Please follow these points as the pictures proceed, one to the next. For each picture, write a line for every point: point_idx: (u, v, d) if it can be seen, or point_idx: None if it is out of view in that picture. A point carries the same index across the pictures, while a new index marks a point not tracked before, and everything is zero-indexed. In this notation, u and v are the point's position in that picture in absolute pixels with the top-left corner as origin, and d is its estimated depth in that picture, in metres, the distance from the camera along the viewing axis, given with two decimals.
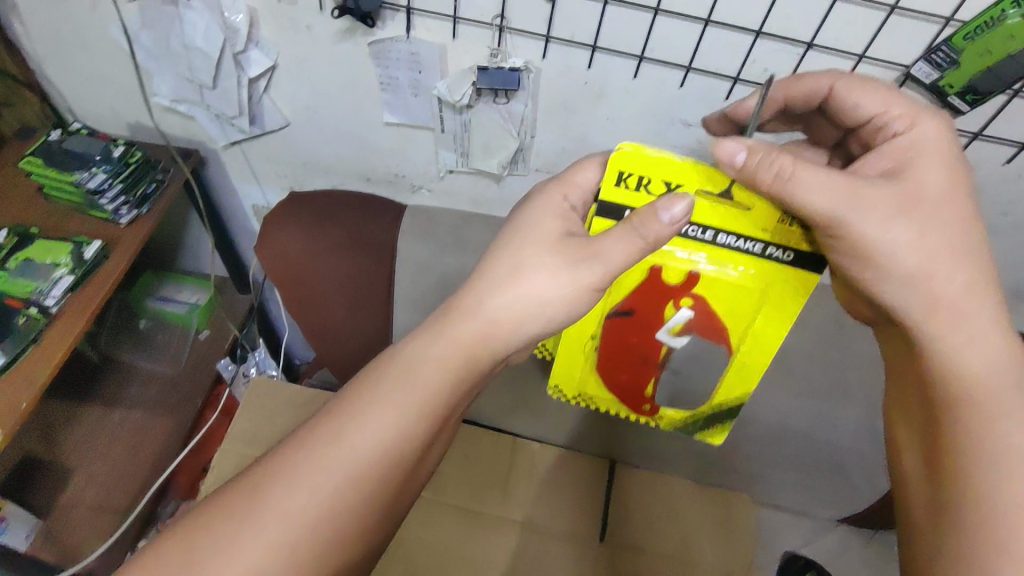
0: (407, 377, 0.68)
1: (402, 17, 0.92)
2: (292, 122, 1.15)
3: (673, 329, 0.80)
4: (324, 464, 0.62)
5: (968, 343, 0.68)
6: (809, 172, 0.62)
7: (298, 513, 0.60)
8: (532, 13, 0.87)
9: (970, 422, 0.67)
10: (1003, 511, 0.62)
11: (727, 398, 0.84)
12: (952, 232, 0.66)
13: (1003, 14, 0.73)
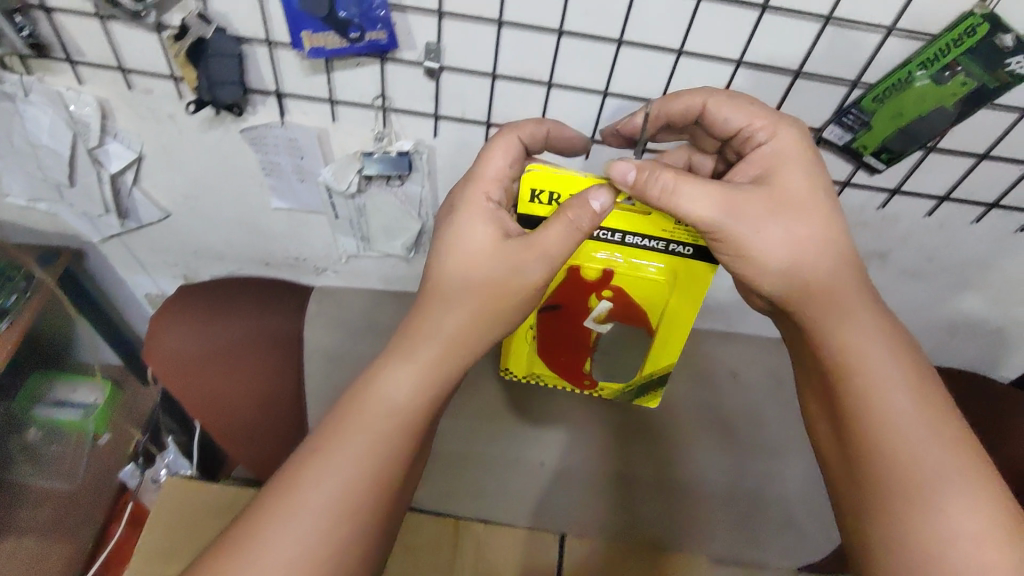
0: (378, 404, 0.64)
1: (273, 101, 0.83)
2: (172, 212, 1.04)
3: (597, 318, 0.89)
4: (332, 468, 0.61)
5: (850, 312, 0.67)
6: (694, 187, 0.64)
7: (319, 519, 0.59)
8: (415, 92, 0.80)
9: (878, 393, 0.64)
10: (929, 478, 0.60)
11: (655, 372, 0.94)
12: (823, 221, 0.66)
13: (910, 76, 0.69)
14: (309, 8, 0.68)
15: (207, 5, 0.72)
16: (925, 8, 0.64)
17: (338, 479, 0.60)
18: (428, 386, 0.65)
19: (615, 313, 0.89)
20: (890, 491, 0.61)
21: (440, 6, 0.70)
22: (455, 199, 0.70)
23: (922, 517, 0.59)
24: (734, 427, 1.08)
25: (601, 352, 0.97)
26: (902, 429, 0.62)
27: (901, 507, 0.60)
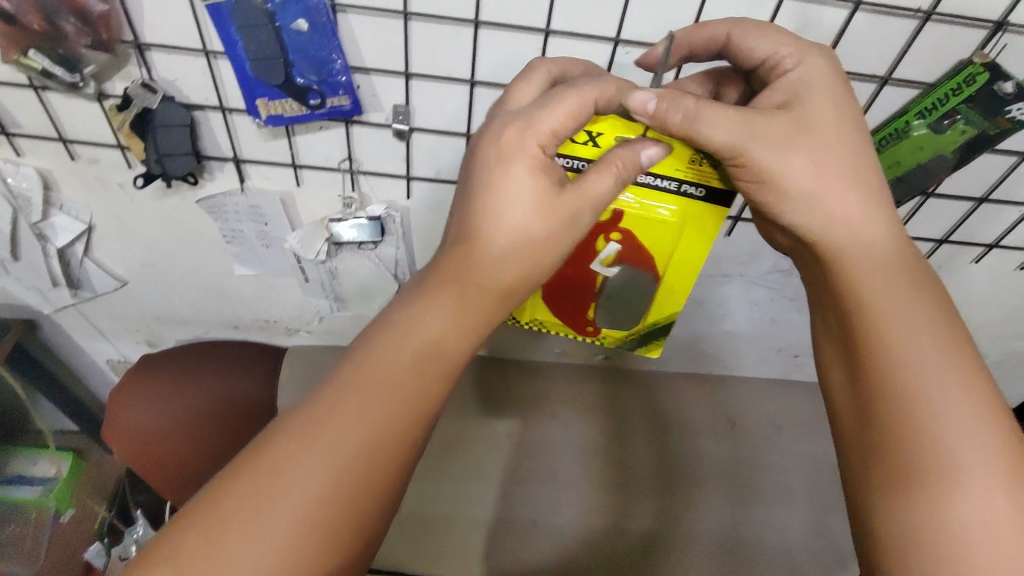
0: (397, 358, 0.52)
1: (232, 167, 0.77)
2: (130, 280, 0.97)
3: (603, 260, 0.68)
4: (322, 439, 0.48)
5: (871, 247, 0.54)
6: (719, 118, 0.50)
7: (306, 498, 0.46)
8: (384, 154, 0.74)
9: (896, 342, 0.51)
10: (948, 450, 0.47)
11: (659, 322, 0.71)
12: (844, 152, 0.54)
13: (907, 126, 0.65)
14: (262, 75, 0.62)
15: (153, 72, 0.67)
16: (918, 57, 0.61)
17: (332, 456, 0.48)
18: (446, 344, 0.55)
19: (630, 256, 0.66)
20: (904, 459, 0.48)
21: (408, 67, 0.65)
22: (483, 159, 0.55)
23: (931, 495, 0.46)
24: (754, 488, 0.96)
25: (610, 298, 0.71)
26: (923, 389, 0.49)
27: (907, 484, 0.47)
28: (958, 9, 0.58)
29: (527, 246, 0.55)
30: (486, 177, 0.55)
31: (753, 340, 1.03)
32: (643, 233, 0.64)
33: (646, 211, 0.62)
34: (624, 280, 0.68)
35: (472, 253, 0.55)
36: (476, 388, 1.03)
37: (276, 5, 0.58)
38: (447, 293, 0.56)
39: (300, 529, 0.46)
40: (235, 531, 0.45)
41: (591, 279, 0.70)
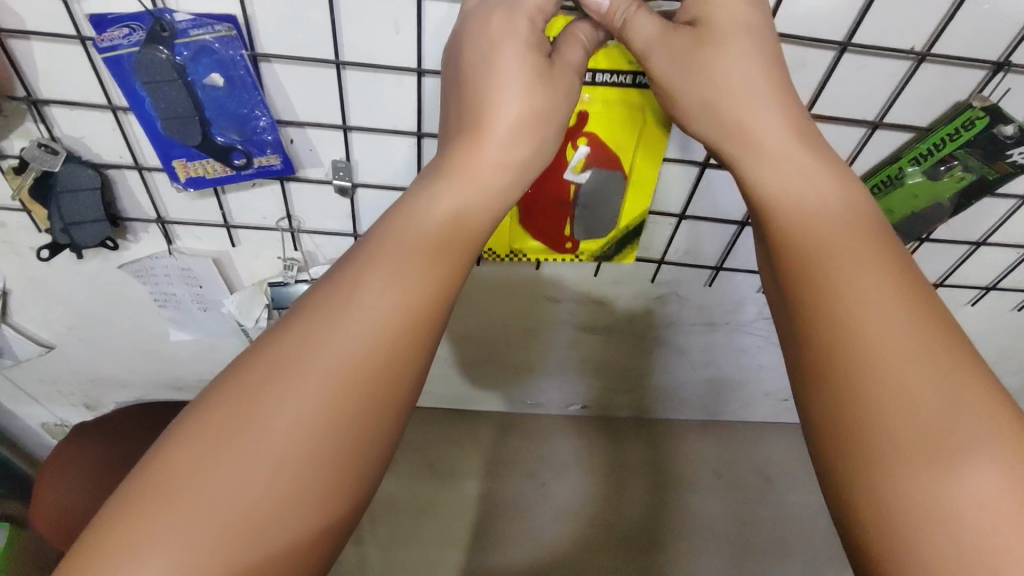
0: (395, 248, 0.42)
1: (157, 228, 0.69)
2: (56, 344, 0.87)
3: (575, 168, 0.62)
4: (339, 319, 0.39)
5: (797, 192, 0.45)
6: (650, 21, 0.49)
7: (317, 382, 0.37)
8: (327, 210, 0.67)
9: (834, 262, 0.41)
10: (907, 381, 0.36)
11: (631, 226, 0.67)
12: (757, 64, 0.48)
13: (901, 172, 0.59)
14: (176, 136, 0.54)
15: (55, 130, 0.58)
16: (911, 100, 0.55)
17: (347, 345, 0.38)
18: (472, 213, 0.46)
19: (602, 158, 0.61)
20: (864, 395, 0.37)
21: (345, 119, 0.58)
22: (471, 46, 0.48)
23: (909, 435, 0.35)
24: (755, 546, 0.89)
25: (587, 207, 0.65)
26: (865, 315, 0.39)
27: (866, 423, 0.36)
28: (956, 50, 0.52)
29: (537, 120, 0.49)
30: (483, 61, 0.48)
31: (740, 386, 0.96)
32: (612, 129, 0.59)
33: (608, 106, 0.58)
34: (598, 184, 0.63)
35: (483, 134, 0.48)
36: (447, 448, 0.95)
37: (186, 57, 0.51)
38: (460, 166, 0.47)
39: (309, 434, 0.36)
40: (231, 442, 0.35)
41: (564, 191, 0.63)
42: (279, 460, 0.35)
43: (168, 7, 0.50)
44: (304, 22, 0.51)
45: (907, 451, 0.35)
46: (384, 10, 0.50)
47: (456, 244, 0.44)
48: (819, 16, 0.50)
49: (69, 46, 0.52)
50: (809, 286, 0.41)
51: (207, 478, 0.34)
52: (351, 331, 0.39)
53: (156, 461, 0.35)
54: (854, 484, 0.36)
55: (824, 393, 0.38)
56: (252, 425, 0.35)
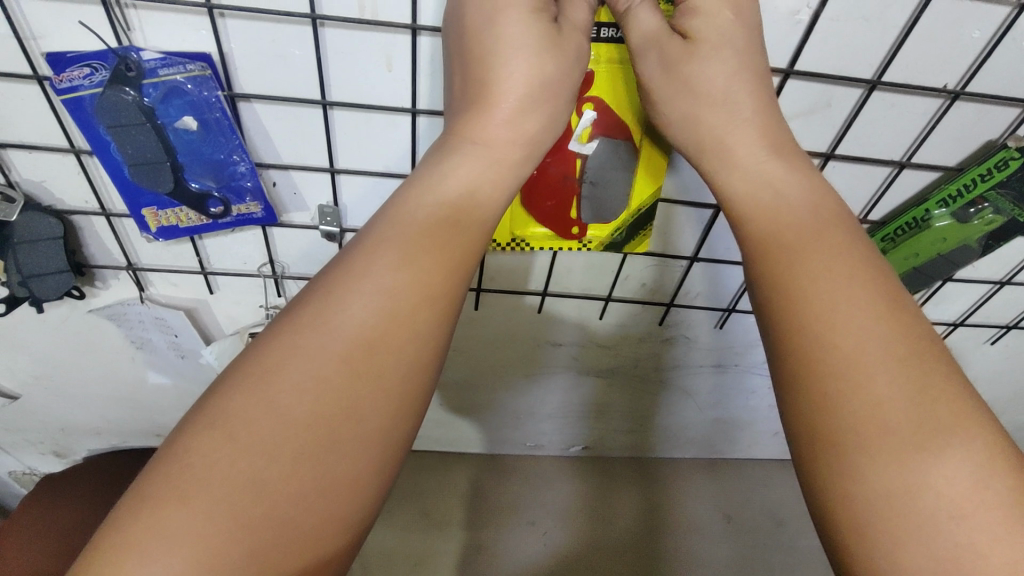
0: (376, 262, 0.37)
1: (128, 276, 0.64)
2: (23, 393, 0.81)
3: (580, 138, 0.53)
4: (318, 336, 0.35)
5: (787, 201, 0.40)
6: (654, 14, 0.43)
7: (298, 406, 0.33)
8: (312, 255, 0.63)
9: (808, 270, 0.37)
10: (899, 399, 0.32)
11: (643, 207, 0.57)
12: (736, 73, 0.43)
13: (928, 215, 0.55)
14: (144, 183, 0.49)
15: (13, 175, 0.53)
16: (940, 139, 0.52)
17: (352, 334, 0.35)
18: (484, 196, 0.42)
19: (611, 125, 0.52)
20: (837, 414, 0.33)
21: (332, 162, 0.53)
22: (486, 43, 0.43)
23: (893, 459, 0.31)
24: None
25: (594, 182, 0.55)
26: (840, 327, 0.35)
27: (846, 444, 0.32)
28: (989, 89, 0.49)
29: (531, 108, 0.44)
30: (486, 71, 0.43)
31: (747, 425, 0.92)
32: (620, 89, 0.51)
33: (613, 66, 0.50)
34: (606, 157, 0.54)
35: (481, 132, 0.43)
36: (440, 496, 0.89)
37: (154, 98, 0.46)
38: (467, 150, 0.42)
39: (327, 419, 0.33)
40: (244, 432, 0.32)
41: (568, 164, 0.54)
42: (298, 444, 0.32)
43: (134, 44, 0.45)
44: (287, 59, 0.46)
45: (889, 476, 0.31)
46: (376, 47, 0.46)
47: (462, 229, 0.40)
48: (847, 56, 0.47)
49: (25, 86, 0.47)
50: (781, 296, 0.37)
51: (220, 465, 0.31)
52: (358, 317, 0.36)
53: (167, 457, 0.31)
54: (833, 501, 0.32)
55: (800, 405, 0.34)
56: (268, 410, 0.32)
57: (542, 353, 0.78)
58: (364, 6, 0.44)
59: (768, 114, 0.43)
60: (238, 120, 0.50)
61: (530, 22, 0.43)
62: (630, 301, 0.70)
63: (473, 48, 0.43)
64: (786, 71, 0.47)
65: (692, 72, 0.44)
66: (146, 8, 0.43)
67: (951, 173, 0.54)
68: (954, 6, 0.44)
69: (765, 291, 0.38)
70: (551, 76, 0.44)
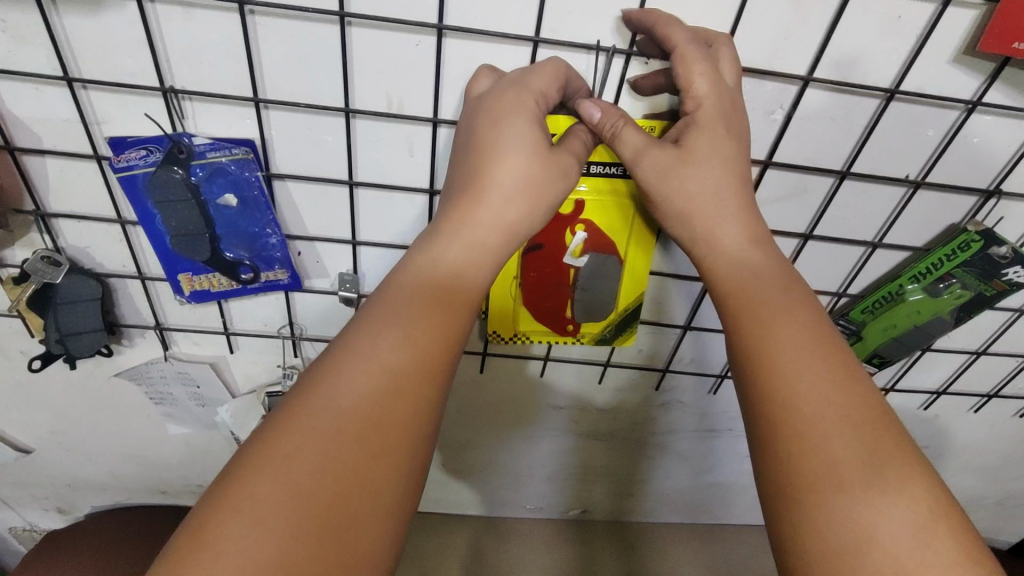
0: (387, 340, 0.41)
1: (154, 334, 0.67)
2: (37, 447, 0.83)
3: (574, 252, 0.59)
4: (336, 406, 0.38)
5: (762, 285, 0.44)
6: (639, 135, 0.47)
7: (319, 472, 0.35)
8: (329, 318, 0.67)
9: (781, 350, 0.41)
10: (857, 465, 0.36)
11: (629, 308, 0.62)
12: (728, 174, 0.47)
13: (901, 289, 0.60)
14: (184, 252, 0.53)
15: (60, 240, 0.58)
16: (907, 222, 0.58)
17: (365, 405, 0.38)
18: (478, 276, 0.46)
19: (600, 242, 0.58)
20: (805, 475, 0.36)
21: (355, 234, 0.59)
22: (492, 133, 0.46)
23: (851, 515, 0.34)
24: None
25: (586, 289, 0.60)
26: (802, 398, 0.39)
27: (807, 502, 0.36)
28: (947, 179, 0.54)
29: (532, 192, 0.47)
30: (490, 153, 0.46)
31: (743, 490, 0.93)
32: (609, 213, 0.57)
33: (602, 192, 0.56)
34: (597, 268, 0.59)
35: (484, 209, 0.46)
36: (440, 558, 0.89)
37: (200, 177, 0.51)
38: (466, 229, 0.46)
39: (347, 472, 0.36)
40: (272, 494, 0.34)
41: (563, 274, 0.60)
42: (320, 496, 0.34)
43: (186, 129, 0.51)
44: (320, 145, 0.52)
45: (845, 530, 0.34)
46: (402, 136, 0.52)
47: (460, 295, 0.44)
48: (818, 150, 0.53)
49: (84, 164, 0.53)
50: (762, 370, 0.41)
51: (247, 524, 0.33)
52: (370, 388, 0.39)
53: (203, 521, 0.33)
54: (795, 553, 0.35)
55: (775, 467, 0.38)
56: (290, 466, 0.35)
57: (544, 416, 0.81)
58: (392, 101, 0.50)
59: (743, 218, 0.47)
60: (272, 197, 0.55)
61: (530, 118, 0.46)
62: (628, 366, 0.73)
63: (481, 137, 0.46)
64: (764, 162, 0.53)
65: (683, 180, 0.47)
66: (201, 101, 0.49)
67: (920, 252, 0.60)
68: (911, 108, 0.50)
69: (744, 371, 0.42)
70: (537, 176, 0.47)
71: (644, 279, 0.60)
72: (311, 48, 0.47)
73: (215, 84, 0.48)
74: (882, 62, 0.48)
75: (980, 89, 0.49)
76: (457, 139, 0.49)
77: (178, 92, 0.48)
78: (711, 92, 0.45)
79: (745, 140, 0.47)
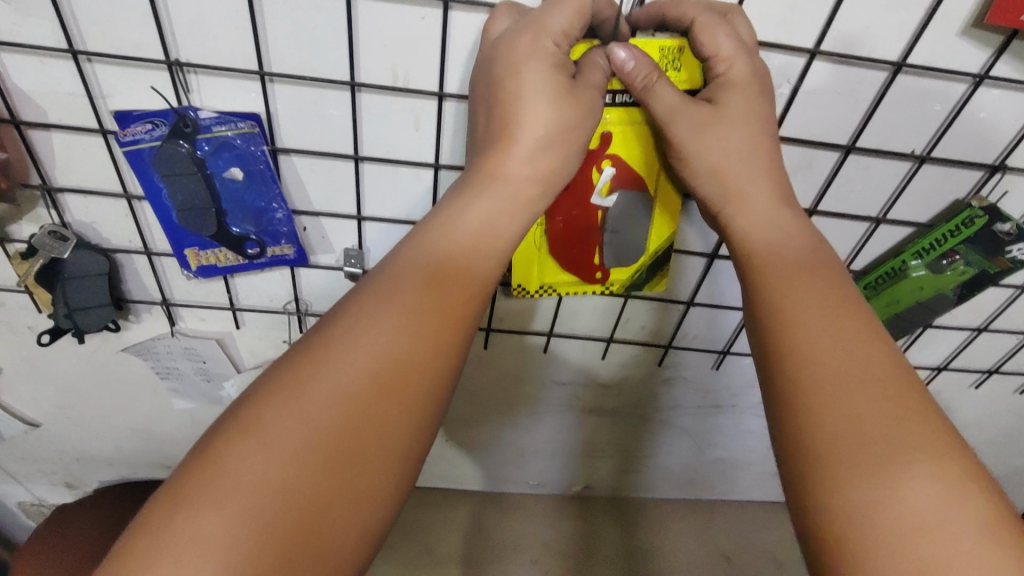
0: (399, 298, 0.41)
1: (160, 310, 0.68)
2: (45, 422, 0.84)
3: (602, 192, 0.57)
4: (348, 360, 0.38)
5: (781, 251, 0.46)
6: (671, 90, 0.47)
7: (329, 423, 0.35)
8: (335, 294, 0.67)
9: (800, 315, 0.42)
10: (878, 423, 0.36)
11: (659, 249, 0.62)
12: (754, 135, 0.48)
13: (904, 265, 0.60)
14: (190, 226, 0.54)
15: (66, 216, 0.58)
16: (912, 198, 0.58)
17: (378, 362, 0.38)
18: (490, 243, 0.46)
19: (629, 178, 0.57)
20: (829, 436, 0.36)
21: (360, 209, 0.59)
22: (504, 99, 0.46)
23: (864, 471, 0.35)
24: None
25: (615, 230, 0.60)
26: (823, 363, 0.39)
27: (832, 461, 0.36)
28: (953, 154, 0.54)
29: (549, 154, 0.47)
30: (503, 116, 0.46)
31: (743, 466, 0.94)
32: (636, 146, 0.55)
33: (629, 124, 0.54)
34: (625, 207, 0.58)
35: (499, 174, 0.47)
36: (444, 533, 0.90)
37: (206, 152, 0.52)
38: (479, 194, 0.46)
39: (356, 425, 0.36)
40: (282, 439, 0.34)
41: (588, 216, 0.59)
42: (328, 446, 0.35)
43: (192, 103, 0.51)
44: (325, 119, 0.52)
45: (870, 486, 0.34)
46: (407, 110, 0.52)
47: (471, 259, 0.45)
48: (824, 125, 0.53)
49: (89, 138, 0.53)
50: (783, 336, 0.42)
51: (257, 465, 0.33)
52: (384, 346, 0.39)
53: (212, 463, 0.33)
54: (819, 511, 0.36)
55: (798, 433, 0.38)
56: (303, 412, 0.35)
57: (546, 391, 0.81)
58: (397, 75, 0.50)
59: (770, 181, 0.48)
60: (278, 171, 0.55)
61: (551, 65, 0.45)
62: (632, 342, 0.74)
63: (494, 98, 0.46)
64: None
65: (715, 138, 0.48)
66: (206, 75, 0.49)
67: (923, 228, 0.59)
68: (918, 82, 0.50)
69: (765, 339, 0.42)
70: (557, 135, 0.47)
71: (673, 215, 0.59)
72: (316, 20, 0.47)
73: (220, 57, 0.48)
74: (890, 36, 0.47)
75: (987, 63, 0.49)
76: (469, 109, 0.49)
77: (183, 65, 0.48)
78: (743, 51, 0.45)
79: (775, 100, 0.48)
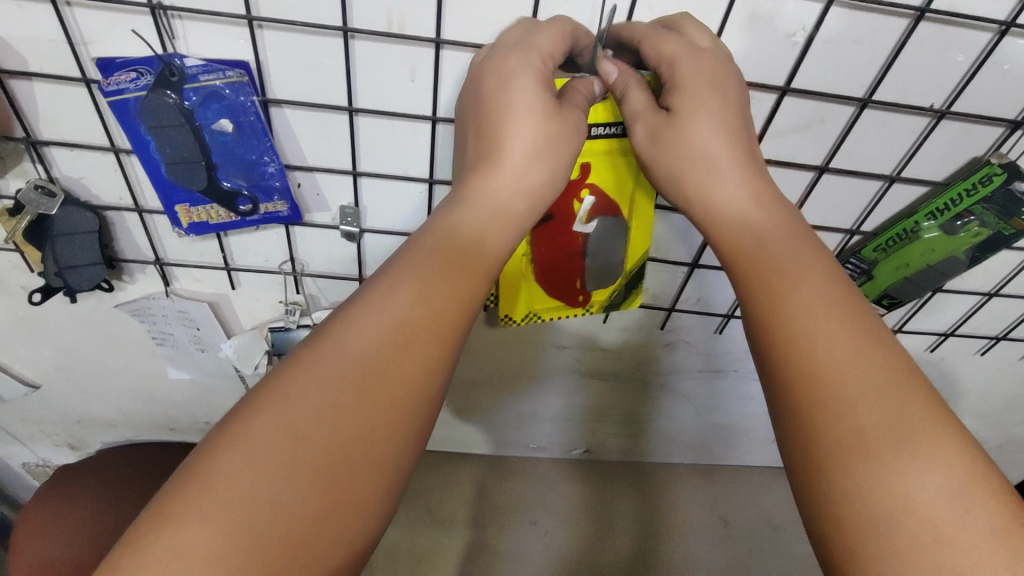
0: (390, 296, 0.40)
1: (154, 270, 0.67)
2: (43, 383, 0.83)
3: (581, 219, 0.57)
4: (334, 360, 0.37)
5: (779, 243, 0.43)
6: (642, 95, 0.47)
7: (313, 423, 0.34)
8: (330, 255, 0.66)
9: (798, 308, 0.40)
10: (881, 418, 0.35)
11: (637, 269, 0.62)
12: (730, 129, 0.46)
13: (917, 226, 0.58)
14: (180, 180, 0.52)
15: (53, 170, 0.56)
16: (927, 157, 0.55)
17: (368, 358, 0.37)
18: (483, 232, 0.44)
19: (608, 206, 0.57)
20: (830, 434, 0.35)
21: (355, 164, 0.57)
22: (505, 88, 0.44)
23: (877, 477, 0.33)
24: None
25: (596, 255, 0.59)
26: (822, 357, 0.37)
27: (835, 459, 0.35)
28: (973, 109, 0.52)
29: (547, 147, 0.46)
30: (502, 102, 0.45)
31: (743, 430, 0.94)
32: (614, 175, 0.55)
33: (607, 154, 0.54)
34: (606, 233, 0.58)
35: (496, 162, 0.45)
36: (443, 495, 0.91)
37: (194, 102, 0.49)
38: (473, 188, 0.45)
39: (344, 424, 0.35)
40: (268, 441, 0.33)
41: (571, 242, 0.59)
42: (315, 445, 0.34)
43: (177, 51, 0.48)
44: (318, 68, 0.50)
45: (877, 481, 0.33)
46: (403, 59, 0.50)
47: (464, 252, 0.43)
48: (839, 78, 0.50)
49: (73, 89, 0.51)
50: (776, 330, 0.39)
51: (246, 468, 0.32)
52: (374, 343, 0.38)
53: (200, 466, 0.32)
54: (824, 512, 0.34)
55: (797, 429, 0.36)
56: (288, 412, 0.34)
57: (546, 355, 0.80)
58: (393, 21, 0.47)
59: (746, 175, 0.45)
60: (269, 124, 0.53)
61: (539, 79, 0.45)
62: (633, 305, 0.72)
63: (491, 94, 0.45)
64: (782, 88, 0.51)
65: (682, 135, 0.46)
66: (192, 19, 0.47)
67: (939, 186, 0.57)
68: (940, 30, 0.47)
69: (758, 334, 0.40)
70: (555, 135, 0.45)
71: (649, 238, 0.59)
72: None
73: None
74: None
75: (1015, 10, 0.46)
76: (464, 98, 0.48)
77: (167, 8, 0.46)
78: (687, 48, 0.45)
79: (744, 90, 0.46)
